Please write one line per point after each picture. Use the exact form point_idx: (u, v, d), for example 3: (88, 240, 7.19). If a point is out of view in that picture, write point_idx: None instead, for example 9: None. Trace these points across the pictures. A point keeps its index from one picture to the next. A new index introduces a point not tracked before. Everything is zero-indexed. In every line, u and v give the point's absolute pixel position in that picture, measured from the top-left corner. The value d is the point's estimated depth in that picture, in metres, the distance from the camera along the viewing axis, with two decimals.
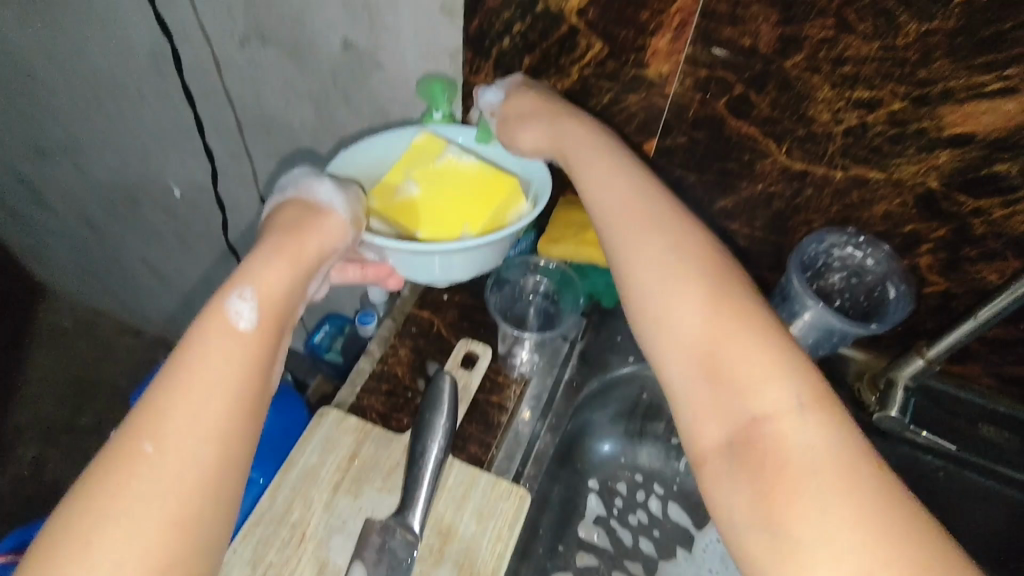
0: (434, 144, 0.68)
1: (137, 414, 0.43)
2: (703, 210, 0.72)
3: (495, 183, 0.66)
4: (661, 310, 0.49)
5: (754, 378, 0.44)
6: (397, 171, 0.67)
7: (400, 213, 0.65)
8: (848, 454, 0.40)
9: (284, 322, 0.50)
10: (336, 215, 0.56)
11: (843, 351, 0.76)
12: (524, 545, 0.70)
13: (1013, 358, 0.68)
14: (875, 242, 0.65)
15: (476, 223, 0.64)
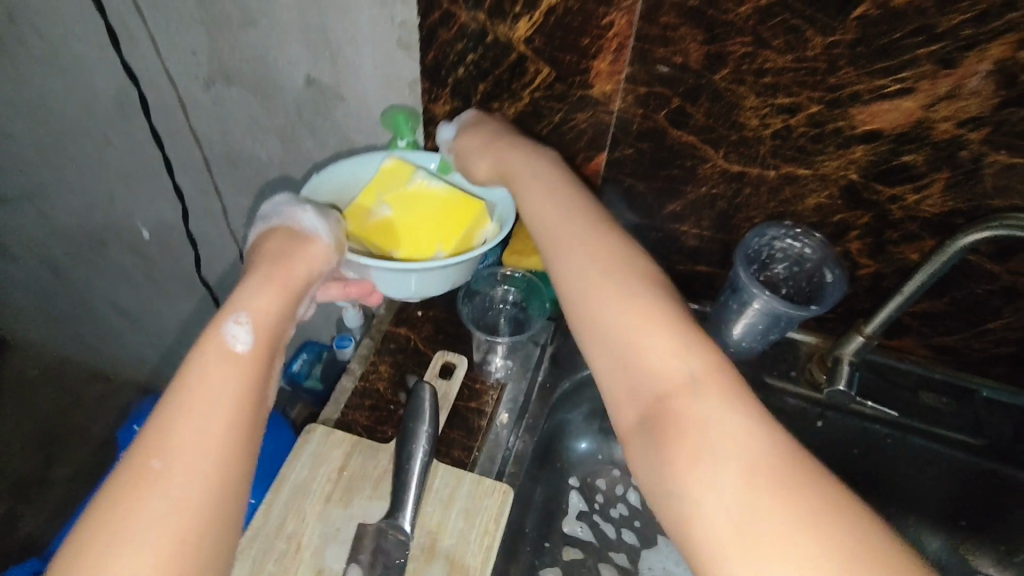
0: (405, 168, 0.72)
1: (143, 439, 0.46)
2: (654, 215, 0.78)
3: (464, 204, 0.71)
4: (583, 302, 0.54)
5: (663, 356, 0.49)
6: (369, 194, 0.70)
7: (374, 233, 0.69)
8: (745, 415, 0.46)
9: (277, 344, 0.54)
10: (323, 241, 0.60)
11: (794, 336, 0.82)
12: (513, 543, 0.73)
13: (942, 331, 0.74)
14: (807, 234, 0.71)
15: (449, 241, 0.69)
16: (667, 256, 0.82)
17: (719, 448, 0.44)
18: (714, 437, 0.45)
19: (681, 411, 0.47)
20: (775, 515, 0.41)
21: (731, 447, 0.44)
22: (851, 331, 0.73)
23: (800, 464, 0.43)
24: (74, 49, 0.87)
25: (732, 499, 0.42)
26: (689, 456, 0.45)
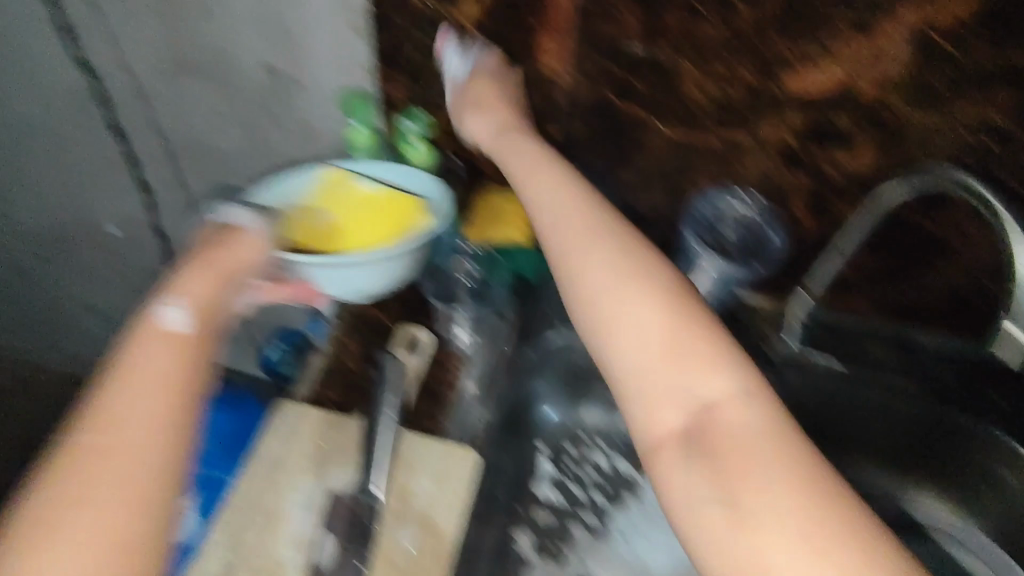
0: (340, 176, 0.78)
1: (78, 423, 0.45)
2: (607, 187, 0.81)
3: (399, 201, 0.76)
4: (611, 310, 0.50)
5: (700, 368, 0.46)
6: (307, 204, 0.76)
7: (315, 237, 0.74)
8: (782, 429, 0.43)
9: (213, 321, 0.56)
10: (251, 235, 0.65)
11: (749, 300, 0.85)
12: (485, 509, 0.77)
13: (883, 282, 0.79)
14: (757, 198, 0.74)
15: (387, 236, 0.74)
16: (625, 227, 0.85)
17: (727, 415, 0.44)
18: (722, 404, 0.44)
19: (688, 380, 0.46)
20: (817, 535, 0.38)
21: (739, 414, 0.44)
22: (799, 290, 0.76)
23: (839, 483, 0.41)
24: (33, 49, 0.88)
25: (745, 470, 0.42)
26: (701, 427, 0.44)
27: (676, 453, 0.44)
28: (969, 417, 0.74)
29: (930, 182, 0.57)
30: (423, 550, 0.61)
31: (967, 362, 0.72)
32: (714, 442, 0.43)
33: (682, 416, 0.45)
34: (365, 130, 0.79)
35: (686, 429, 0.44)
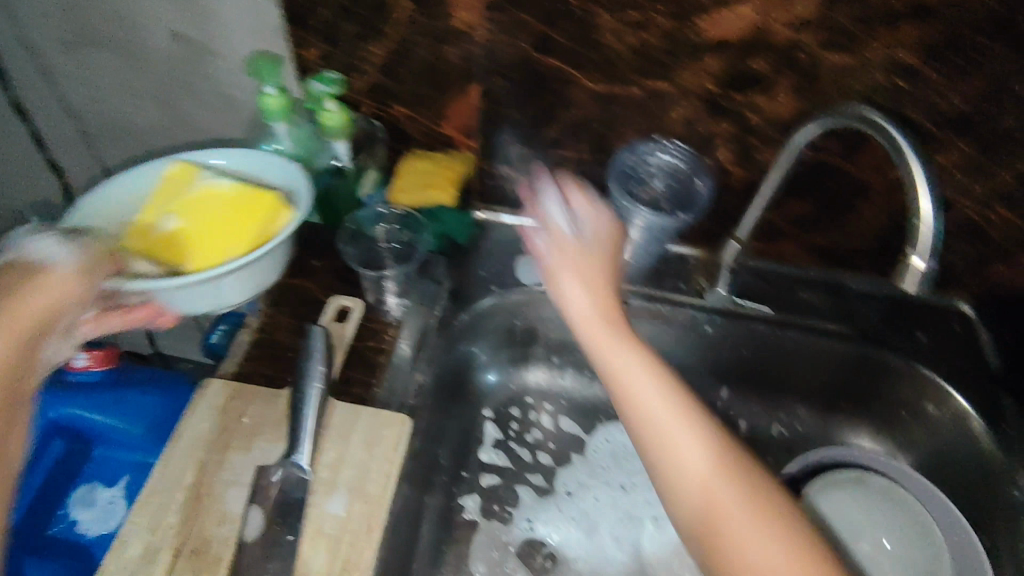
0: (189, 172, 0.72)
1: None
2: (535, 143, 0.79)
3: (256, 199, 0.70)
4: (660, 433, 0.56)
5: (738, 498, 0.52)
6: (151, 208, 0.69)
7: (158, 246, 0.67)
8: (808, 556, 0.49)
9: (13, 395, 0.50)
10: (63, 269, 0.56)
11: (680, 251, 0.86)
12: (427, 473, 0.77)
13: (810, 228, 0.81)
14: (680, 146, 0.74)
15: (242, 243, 0.68)
16: None
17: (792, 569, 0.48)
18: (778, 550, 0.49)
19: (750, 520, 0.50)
20: None
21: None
22: (726, 241, 0.78)
23: None
24: None
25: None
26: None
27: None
28: (889, 354, 0.79)
29: (826, 118, 0.58)
30: (355, 517, 0.61)
31: (892, 301, 0.84)
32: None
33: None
34: (279, 94, 0.70)
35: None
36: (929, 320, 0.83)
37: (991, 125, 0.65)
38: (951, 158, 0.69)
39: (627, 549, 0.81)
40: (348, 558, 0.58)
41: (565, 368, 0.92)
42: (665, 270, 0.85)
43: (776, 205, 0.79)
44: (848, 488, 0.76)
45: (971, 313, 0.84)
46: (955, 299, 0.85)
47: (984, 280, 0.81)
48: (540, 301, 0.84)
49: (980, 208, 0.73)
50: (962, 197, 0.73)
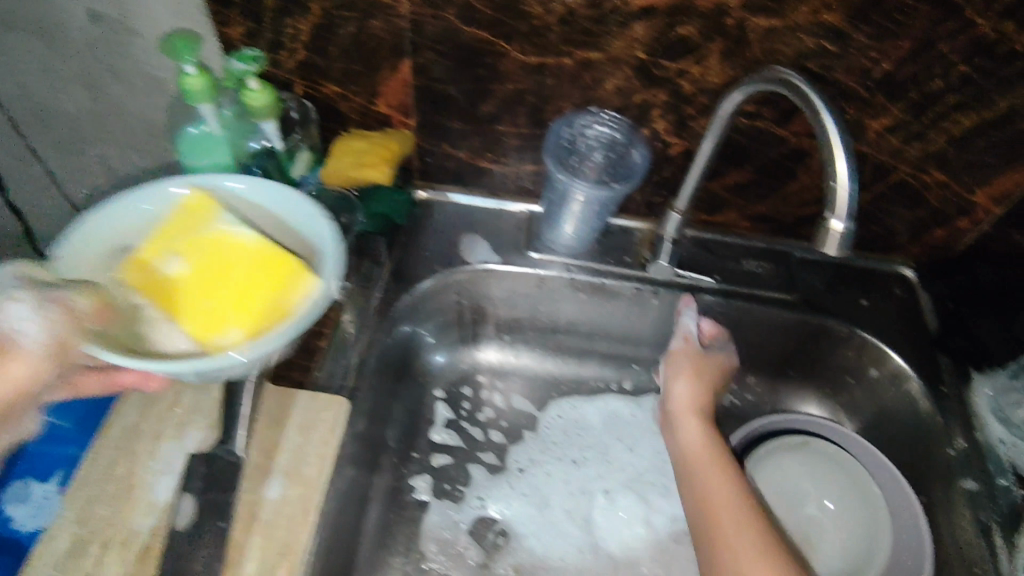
0: (209, 208, 0.63)
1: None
2: (471, 118, 0.77)
3: (269, 266, 0.60)
4: (699, 484, 0.65)
5: (741, 547, 0.59)
6: (164, 239, 0.61)
7: (193, 306, 0.58)
8: None
9: None
10: (24, 346, 0.50)
11: (623, 225, 0.86)
12: (374, 455, 0.77)
13: (753, 197, 0.80)
14: (616, 118, 0.73)
15: (252, 318, 0.58)
16: (497, 162, 0.83)
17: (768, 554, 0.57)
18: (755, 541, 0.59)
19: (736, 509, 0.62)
20: None
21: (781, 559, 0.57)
22: (667, 211, 0.77)
23: None
24: None
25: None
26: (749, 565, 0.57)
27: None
28: (832, 320, 0.80)
29: (753, 83, 0.57)
30: (290, 501, 0.60)
31: (841, 268, 0.85)
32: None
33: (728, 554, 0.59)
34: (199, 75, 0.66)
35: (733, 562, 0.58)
36: (869, 286, 0.84)
37: (919, 89, 0.65)
38: (884, 122, 0.69)
39: (579, 522, 0.82)
40: (284, 541, 0.58)
41: (517, 347, 0.93)
42: (609, 245, 0.84)
43: (717, 175, 0.78)
44: (797, 451, 0.78)
45: (910, 278, 0.86)
46: (896, 264, 0.86)
47: (921, 243, 0.83)
48: (485, 279, 0.83)
49: (914, 171, 0.74)
50: (899, 163, 0.73)
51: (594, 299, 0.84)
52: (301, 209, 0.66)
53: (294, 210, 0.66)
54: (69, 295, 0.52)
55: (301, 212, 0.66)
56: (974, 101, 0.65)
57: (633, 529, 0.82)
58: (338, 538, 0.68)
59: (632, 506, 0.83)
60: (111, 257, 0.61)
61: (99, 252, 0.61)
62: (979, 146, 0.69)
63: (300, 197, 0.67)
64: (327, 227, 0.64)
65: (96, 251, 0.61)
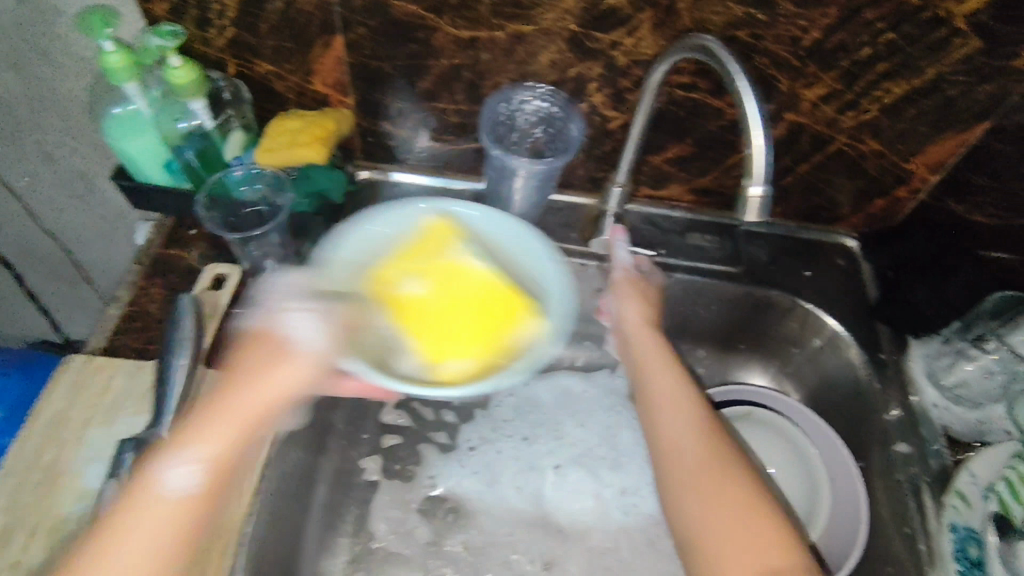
0: (449, 240, 0.68)
1: (93, 532, 0.52)
2: (409, 95, 0.76)
3: (508, 304, 0.63)
4: (681, 434, 0.67)
5: (735, 491, 0.62)
6: (406, 260, 0.66)
7: (428, 323, 0.62)
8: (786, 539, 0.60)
9: (225, 476, 0.56)
10: (302, 354, 0.59)
11: (571, 200, 0.86)
12: (320, 437, 0.77)
13: (695, 171, 0.80)
14: (553, 92, 0.73)
15: (476, 348, 0.61)
16: (439, 140, 0.82)
17: (765, 540, 0.59)
18: (763, 522, 0.60)
19: (728, 489, 0.62)
20: None
21: (785, 543, 0.59)
22: (609, 186, 0.77)
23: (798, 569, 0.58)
24: None
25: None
26: (735, 549, 0.59)
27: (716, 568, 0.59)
28: (774, 291, 0.81)
29: (678, 51, 0.57)
30: (223, 483, 0.60)
31: (793, 241, 0.86)
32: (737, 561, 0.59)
33: (711, 533, 0.60)
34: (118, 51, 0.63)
35: (719, 547, 0.60)
36: (814, 258, 0.85)
37: (849, 58, 0.65)
38: (817, 92, 0.69)
39: (529, 497, 0.83)
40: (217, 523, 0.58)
41: None
42: (555, 222, 0.84)
43: (658, 149, 0.78)
44: (739, 422, 0.79)
45: (853, 248, 0.86)
46: (840, 235, 0.87)
47: (862, 213, 0.84)
48: None
49: (850, 141, 0.74)
50: (835, 133, 0.73)
51: None
52: (541, 247, 0.70)
53: (524, 259, 0.70)
54: (339, 304, 0.62)
55: (537, 260, 0.69)
56: (904, 70, 0.66)
57: (582, 502, 0.83)
58: (280, 518, 0.68)
59: (582, 481, 0.84)
60: (359, 266, 0.66)
61: (348, 271, 0.65)
62: (910, 114, 0.70)
63: (549, 251, 0.69)
64: (557, 276, 0.67)
65: (346, 266, 0.66)
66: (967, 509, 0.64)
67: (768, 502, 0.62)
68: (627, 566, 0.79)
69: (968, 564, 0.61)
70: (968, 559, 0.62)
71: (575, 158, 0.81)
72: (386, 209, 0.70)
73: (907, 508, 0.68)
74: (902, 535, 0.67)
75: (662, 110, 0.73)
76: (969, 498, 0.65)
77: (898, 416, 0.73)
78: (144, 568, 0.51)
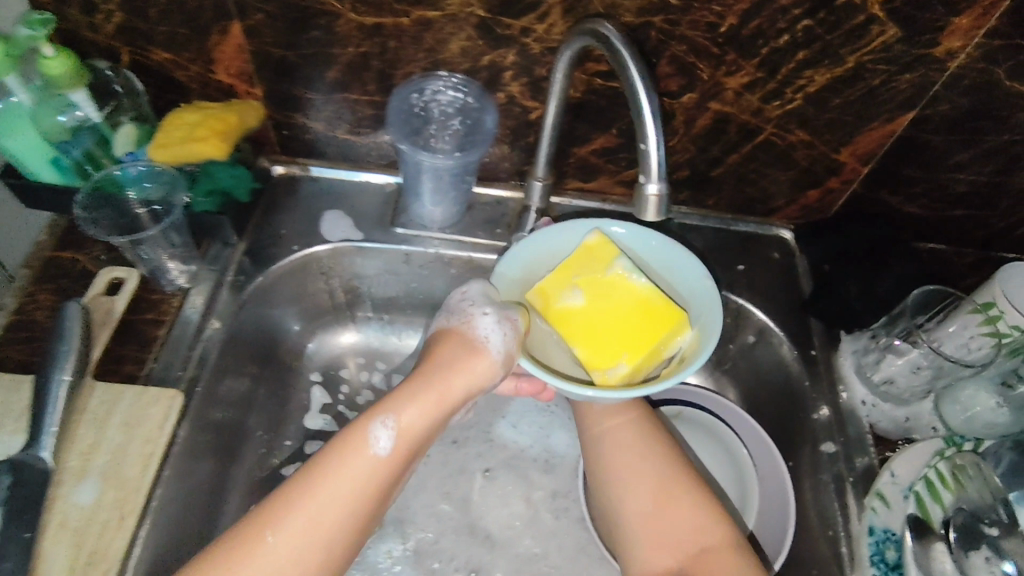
0: (606, 250, 0.64)
1: (270, 496, 0.52)
2: (318, 85, 0.72)
3: (659, 316, 0.61)
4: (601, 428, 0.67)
5: (667, 477, 0.62)
6: (562, 272, 0.64)
7: (584, 332, 0.62)
8: (719, 520, 0.60)
9: (415, 453, 0.55)
10: (492, 354, 0.58)
11: (499, 195, 0.82)
12: (232, 445, 0.74)
13: (624, 164, 0.77)
14: (466, 81, 0.69)
15: (613, 363, 0.61)
16: (356, 132, 0.78)
17: (688, 524, 0.60)
18: (686, 504, 0.60)
19: (649, 476, 0.63)
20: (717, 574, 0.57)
21: (706, 524, 0.59)
22: (528, 179, 0.72)
23: (736, 549, 0.59)
24: None
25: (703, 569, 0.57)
26: (659, 537, 0.60)
27: (645, 559, 0.60)
28: None
29: (580, 37, 0.54)
30: (106, 504, 0.58)
31: (733, 233, 0.83)
32: (665, 548, 0.59)
33: (637, 524, 0.61)
34: None
35: (643, 536, 0.60)
36: (748, 251, 0.82)
37: (769, 46, 0.63)
38: (741, 81, 0.66)
39: (456, 502, 0.80)
40: (96, 548, 0.56)
41: (398, 329, 0.87)
42: (480, 217, 0.81)
43: (583, 140, 0.75)
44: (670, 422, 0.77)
45: (789, 240, 0.83)
46: (776, 227, 0.84)
47: (796, 205, 0.81)
48: (349, 256, 0.79)
49: (778, 132, 0.71)
50: (762, 123, 0.70)
51: (465, 275, 0.81)
52: (682, 264, 0.66)
53: (679, 272, 0.66)
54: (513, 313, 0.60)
55: (688, 271, 0.66)
56: (825, 57, 0.63)
57: (510, 507, 0.80)
58: (182, 536, 0.65)
59: (512, 485, 0.82)
60: (525, 282, 0.66)
61: (523, 278, 0.66)
62: (836, 103, 0.68)
63: (691, 260, 0.66)
64: (706, 288, 0.64)
65: (512, 281, 0.66)
66: (887, 512, 0.63)
67: (688, 483, 0.62)
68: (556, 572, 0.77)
69: (885, 567, 0.60)
70: (885, 563, 0.60)
71: (499, 150, 0.77)
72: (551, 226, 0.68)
73: (830, 510, 0.67)
74: (826, 538, 0.66)
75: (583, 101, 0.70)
76: (888, 500, 0.63)
77: (826, 415, 0.71)
78: (303, 544, 0.50)
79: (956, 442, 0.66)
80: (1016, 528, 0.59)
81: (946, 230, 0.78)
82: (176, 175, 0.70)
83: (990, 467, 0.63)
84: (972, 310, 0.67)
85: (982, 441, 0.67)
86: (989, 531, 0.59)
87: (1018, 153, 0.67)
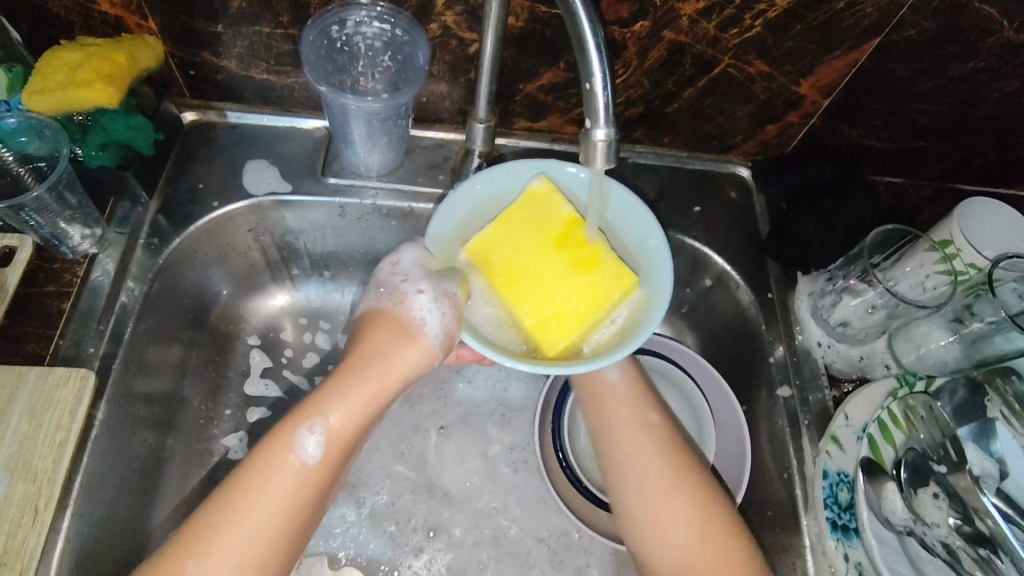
0: (551, 199, 0.60)
1: (206, 502, 0.51)
2: (220, 18, 0.62)
3: (605, 278, 0.57)
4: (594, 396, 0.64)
5: (657, 435, 0.61)
6: (504, 224, 0.59)
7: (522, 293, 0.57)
8: (695, 476, 0.59)
9: (351, 451, 0.54)
10: (430, 340, 0.55)
11: (438, 138, 0.76)
12: (166, 415, 0.69)
13: (573, 100, 0.71)
14: (393, 11, 0.62)
15: (549, 329, 0.57)
16: (274, 72, 0.69)
17: (671, 485, 0.58)
18: (676, 465, 0.59)
19: (647, 439, 0.61)
20: (692, 528, 0.56)
21: (682, 482, 0.58)
22: (469, 120, 0.66)
23: (711, 506, 0.57)
24: None
25: (677, 526, 0.57)
26: (654, 494, 0.58)
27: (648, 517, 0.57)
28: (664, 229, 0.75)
29: None
30: (14, 502, 0.54)
31: (687, 173, 0.79)
32: (655, 515, 0.57)
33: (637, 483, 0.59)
34: None
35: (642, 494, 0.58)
36: (705, 191, 0.78)
37: None
38: (697, 7, 0.60)
39: (412, 462, 0.77)
40: (8, 547, 0.52)
41: (343, 285, 0.80)
42: (420, 163, 0.75)
43: (529, 75, 0.68)
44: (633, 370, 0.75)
45: (746, 178, 0.79)
46: (733, 165, 0.80)
47: (754, 140, 0.76)
48: (277, 212, 0.72)
49: (735, 63, 0.66)
50: (719, 54, 0.65)
51: (407, 227, 0.75)
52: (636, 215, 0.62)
53: (628, 226, 0.62)
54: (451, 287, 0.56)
55: (640, 225, 0.62)
56: None
57: (467, 464, 0.78)
58: (110, 521, 0.60)
59: (468, 442, 0.79)
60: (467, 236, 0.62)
61: (464, 230, 0.62)
62: (798, 30, 0.63)
63: (644, 214, 0.61)
64: (655, 246, 0.60)
65: (452, 239, 0.61)
66: (842, 455, 0.62)
67: (673, 450, 0.60)
68: (517, 525, 0.76)
69: (837, 510, 0.60)
70: (838, 505, 0.60)
71: (437, 88, 0.70)
72: (494, 170, 0.63)
73: (785, 452, 0.66)
74: (781, 481, 0.66)
75: (527, 30, 0.63)
76: (842, 442, 0.62)
77: (782, 357, 0.70)
78: (241, 554, 0.49)
79: (909, 380, 0.65)
80: (963, 465, 0.60)
81: (905, 163, 0.75)
82: (58, 128, 0.61)
83: (940, 407, 0.63)
84: (927, 247, 0.66)
85: (935, 379, 0.66)
86: (937, 469, 0.61)
87: (983, 80, 0.64)
